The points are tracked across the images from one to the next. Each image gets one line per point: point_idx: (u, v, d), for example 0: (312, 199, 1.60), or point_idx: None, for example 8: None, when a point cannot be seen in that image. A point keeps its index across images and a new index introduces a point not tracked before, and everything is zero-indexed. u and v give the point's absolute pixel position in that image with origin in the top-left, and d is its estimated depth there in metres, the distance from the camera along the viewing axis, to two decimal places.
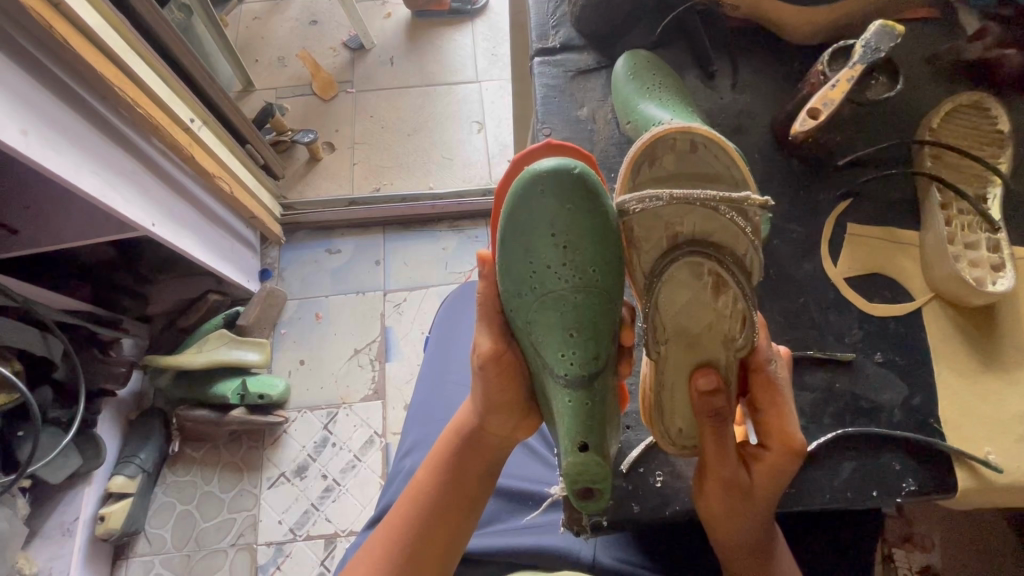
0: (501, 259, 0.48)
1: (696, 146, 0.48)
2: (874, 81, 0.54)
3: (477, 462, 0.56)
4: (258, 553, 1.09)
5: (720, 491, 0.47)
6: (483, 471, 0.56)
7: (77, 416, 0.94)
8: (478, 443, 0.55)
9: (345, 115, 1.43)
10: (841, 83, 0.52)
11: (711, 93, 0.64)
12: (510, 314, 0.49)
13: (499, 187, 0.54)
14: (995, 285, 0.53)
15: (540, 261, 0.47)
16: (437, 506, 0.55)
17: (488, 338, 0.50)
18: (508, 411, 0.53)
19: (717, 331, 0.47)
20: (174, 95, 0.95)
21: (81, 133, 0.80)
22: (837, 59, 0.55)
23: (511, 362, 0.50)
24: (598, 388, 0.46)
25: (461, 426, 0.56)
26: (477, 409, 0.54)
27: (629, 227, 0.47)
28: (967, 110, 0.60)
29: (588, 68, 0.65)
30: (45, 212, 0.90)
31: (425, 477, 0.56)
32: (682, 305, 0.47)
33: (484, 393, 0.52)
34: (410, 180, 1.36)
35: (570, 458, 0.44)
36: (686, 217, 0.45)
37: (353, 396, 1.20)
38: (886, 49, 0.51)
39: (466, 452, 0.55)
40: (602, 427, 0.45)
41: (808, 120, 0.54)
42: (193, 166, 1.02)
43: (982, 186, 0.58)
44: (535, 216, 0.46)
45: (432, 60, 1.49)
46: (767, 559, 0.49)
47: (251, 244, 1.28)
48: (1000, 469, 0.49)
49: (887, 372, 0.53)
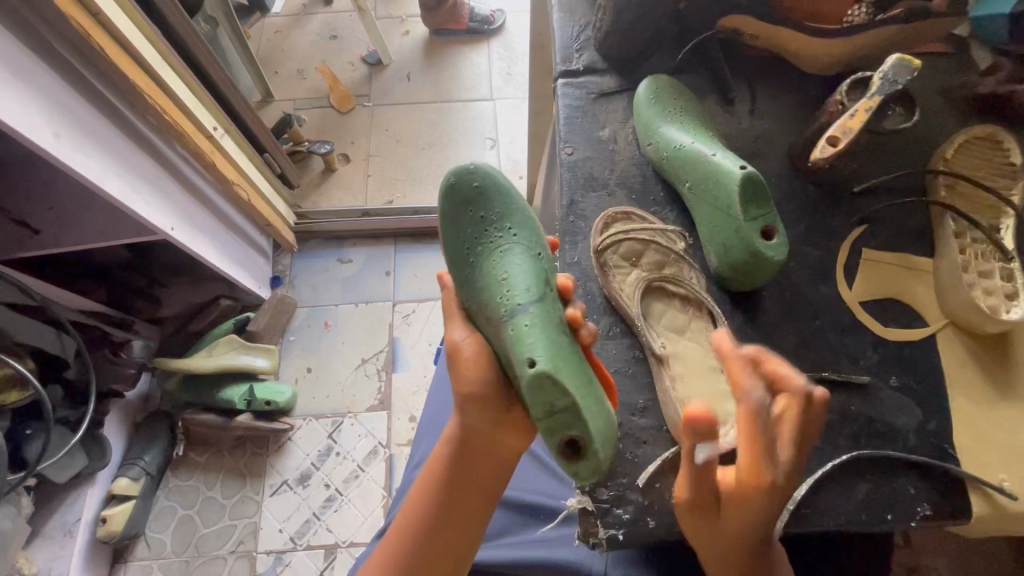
0: (449, 263, 0.56)
1: (630, 215, 0.61)
2: (890, 112, 0.56)
3: (474, 467, 0.51)
4: (257, 561, 1.08)
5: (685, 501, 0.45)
6: (483, 473, 0.52)
7: (87, 415, 0.95)
8: (472, 448, 0.51)
9: (362, 127, 1.46)
10: (859, 113, 0.53)
11: (731, 118, 0.66)
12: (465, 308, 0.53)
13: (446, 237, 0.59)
14: (1009, 314, 0.53)
15: (473, 244, 0.55)
16: (437, 518, 0.52)
17: (460, 332, 0.51)
18: (479, 411, 0.48)
19: (698, 335, 0.57)
20: (199, 104, 0.97)
21: (107, 137, 0.82)
22: (856, 89, 0.57)
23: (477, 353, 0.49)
24: (541, 314, 0.47)
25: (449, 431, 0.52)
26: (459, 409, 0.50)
27: (606, 264, 0.58)
28: (980, 142, 0.61)
29: (610, 91, 0.67)
30: (68, 213, 0.92)
31: (420, 485, 0.53)
32: (667, 314, 0.58)
33: (460, 389, 0.49)
34: (423, 193, 1.38)
35: (523, 377, 0.42)
36: (644, 254, 0.59)
37: (359, 404, 1.21)
38: (904, 82, 0.52)
39: (456, 460, 0.51)
40: (561, 349, 0.45)
41: (828, 148, 0.54)
42: (213, 174, 1.05)
43: (995, 217, 0.59)
44: (460, 208, 0.56)
45: (447, 77, 1.52)
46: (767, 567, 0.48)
47: (265, 250, 1.30)
48: (1014, 496, 0.50)
49: (901, 397, 0.54)
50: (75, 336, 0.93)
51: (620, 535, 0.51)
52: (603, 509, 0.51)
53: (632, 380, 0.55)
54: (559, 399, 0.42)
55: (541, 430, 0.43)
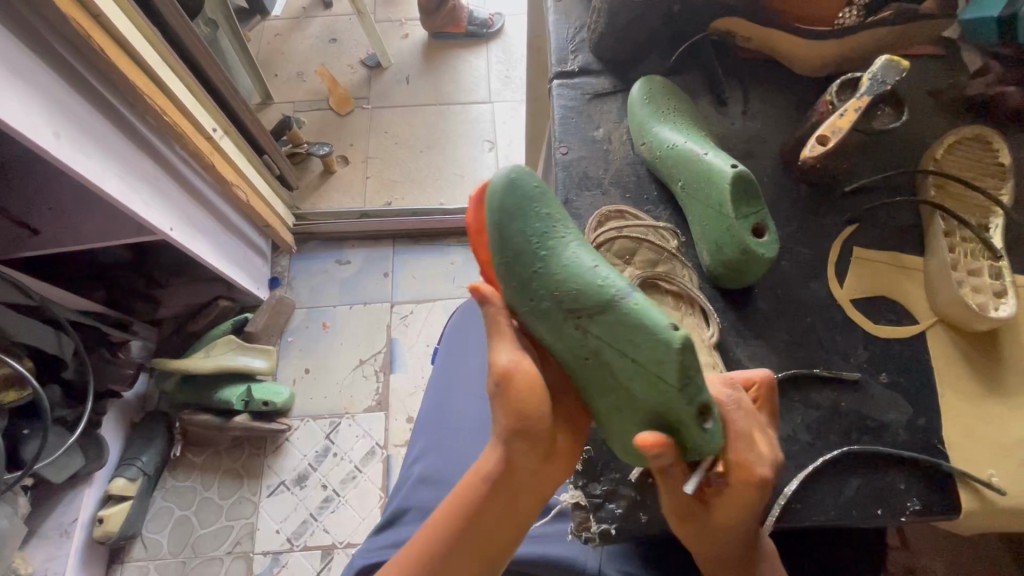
0: (510, 270, 0.50)
1: (623, 214, 0.61)
2: (879, 112, 0.56)
3: (502, 509, 0.47)
4: (254, 562, 1.08)
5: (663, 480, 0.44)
6: (508, 515, 0.47)
7: (85, 415, 0.95)
8: (506, 485, 0.47)
9: (361, 130, 1.47)
10: (848, 112, 0.53)
11: (724, 118, 0.66)
12: (542, 312, 0.49)
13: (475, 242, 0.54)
14: (998, 311, 0.54)
15: (542, 241, 0.50)
16: (458, 557, 0.47)
17: (506, 354, 0.48)
18: (532, 441, 0.46)
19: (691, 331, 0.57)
20: (198, 105, 0.98)
21: (107, 138, 0.83)
22: (846, 89, 0.57)
23: (530, 376, 0.46)
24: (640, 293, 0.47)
25: (482, 467, 0.48)
26: (500, 439, 0.47)
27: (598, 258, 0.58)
28: (970, 142, 0.62)
29: (604, 91, 0.68)
30: (67, 213, 0.93)
31: (441, 521, 0.48)
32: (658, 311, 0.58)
33: (507, 417, 0.46)
34: (422, 195, 1.39)
35: (675, 343, 0.42)
36: (637, 254, 0.59)
37: (356, 405, 1.21)
38: (893, 82, 0.52)
39: (485, 497, 0.47)
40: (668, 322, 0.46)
41: (818, 146, 0.55)
42: (212, 174, 1.05)
43: (984, 216, 0.59)
44: (519, 206, 0.51)
45: (446, 80, 1.53)
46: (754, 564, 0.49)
47: (263, 251, 1.30)
48: (1004, 491, 0.50)
49: (891, 393, 0.54)
50: (73, 336, 0.94)
51: (613, 528, 0.51)
52: (595, 503, 0.52)
53: None
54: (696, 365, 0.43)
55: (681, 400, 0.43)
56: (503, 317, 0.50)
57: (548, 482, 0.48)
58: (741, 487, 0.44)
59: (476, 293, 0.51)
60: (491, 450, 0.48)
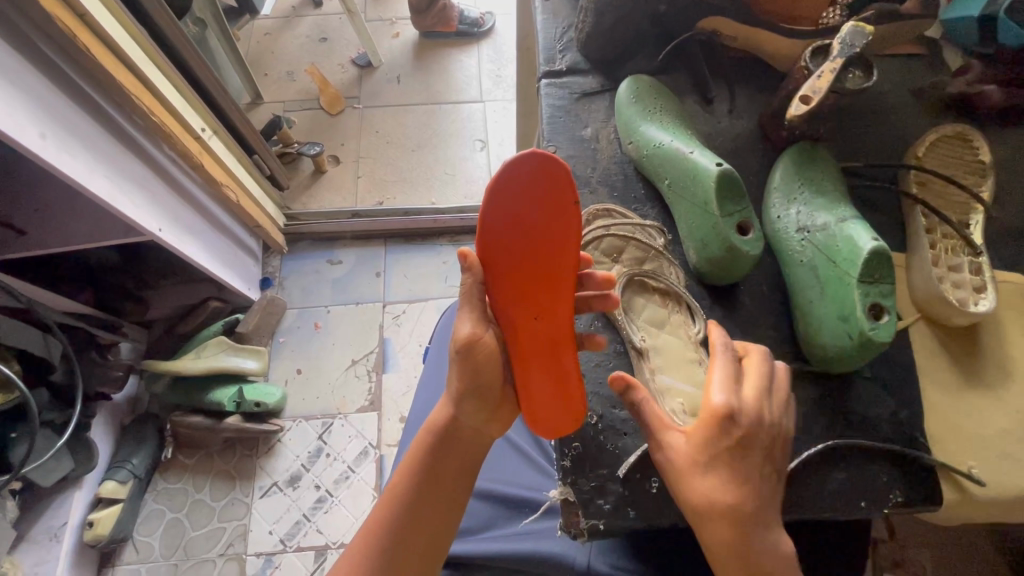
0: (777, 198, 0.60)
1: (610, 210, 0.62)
2: (850, 75, 0.53)
3: (454, 462, 0.55)
4: (246, 563, 1.08)
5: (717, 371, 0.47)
6: (459, 469, 0.55)
7: (74, 418, 0.95)
8: (455, 440, 0.55)
9: (351, 129, 1.46)
10: (824, 75, 0.53)
11: (710, 118, 0.67)
12: (819, 215, 0.57)
13: (486, 205, 0.54)
14: (978, 306, 0.55)
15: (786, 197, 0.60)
16: (416, 503, 0.53)
17: (469, 323, 0.54)
18: (483, 398, 0.55)
19: (676, 327, 0.59)
20: (186, 105, 0.98)
21: (94, 138, 0.82)
22: (818, 56, 0.57)
23: (488, 347, 0.54)
24: (829, 269, 0.54)
25: (433, 424, 0.56)
26: (451, 399, 0.55)
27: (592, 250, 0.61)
28: (951, 140, 0.63)
29: (593, 91, 0.68)
30: (55, 214, 0.92)
31: (402, 474, 0.54)
32: (646, 307, 0.60)
33: (460, 380, 0.54)
34: (413, 195, 1.39)
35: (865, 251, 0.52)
36: (623, 251, 0.61)
37: (348, 405, 1.21)
38: (860, 46, 0.52)
39: (440, 451, 0.55)
40: (832, 280, 0.54)
41: (802, 106, 0.55)
42: (201, 175, 1.05)
43: (965, 213, 0.60)
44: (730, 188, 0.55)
45: (437, 79, 1.53)
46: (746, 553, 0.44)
47: (254, 252, 1.30)
48: (984, 483, 0.52)
49: (875, 388, 0.56)
50: (61, 338, 0.93)
51: (602, 524, 0.52)
52: (584, 499, 0.52)
53: (616, 374, 0.57)
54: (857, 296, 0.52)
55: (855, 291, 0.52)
56: (479, 287, 0.55)
57: (483, 438, 0.57)
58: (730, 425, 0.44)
59: (461, 258, 0.54)
60: (442, 409, 0.56)
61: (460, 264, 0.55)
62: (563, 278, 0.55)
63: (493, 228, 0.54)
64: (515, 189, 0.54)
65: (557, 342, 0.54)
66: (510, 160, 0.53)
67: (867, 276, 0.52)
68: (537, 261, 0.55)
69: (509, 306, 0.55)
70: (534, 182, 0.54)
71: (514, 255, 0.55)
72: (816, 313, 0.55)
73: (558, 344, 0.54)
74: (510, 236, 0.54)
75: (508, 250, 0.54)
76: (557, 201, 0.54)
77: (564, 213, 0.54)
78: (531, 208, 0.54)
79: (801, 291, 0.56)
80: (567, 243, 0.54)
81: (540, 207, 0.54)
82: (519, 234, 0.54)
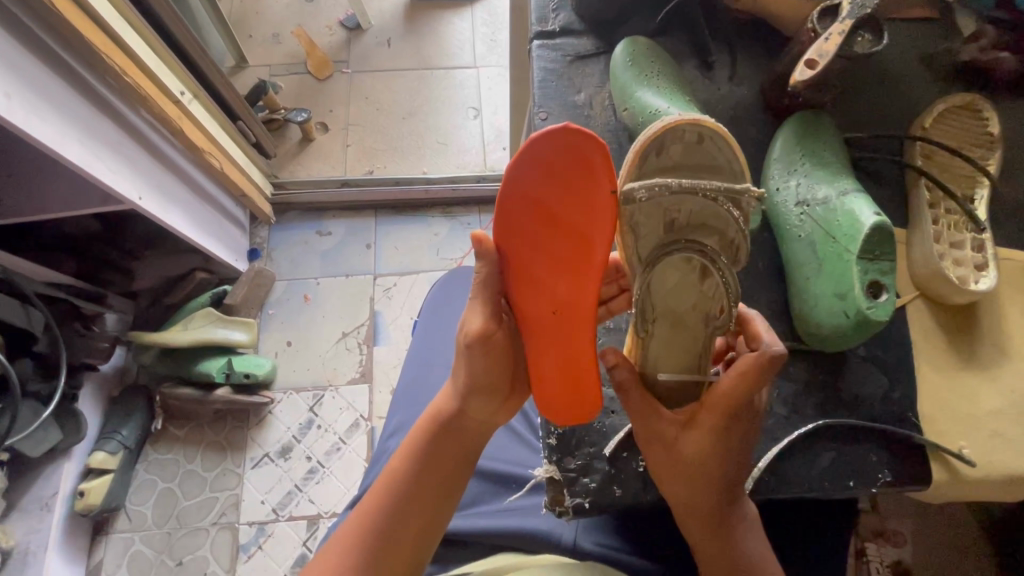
0: (779, 174, 0.58)
1: (702, 138, 0.47)
2: (860, 38, 0.51)
3: (454, 449, 0.54)
4: (239, 532, 1.08)
5: (741, 369, 0.46)
6: (459, 457, 0.55)
7: (60, 388, 0.92)
8: (457, 429, 0.54)
9: (340, 95, 1.41)
10: (833, 36, 0.50)
11: (710, 84, 0.64)
12: (823, 187, 0.55)
13: (503, 187, 0.49)
14: (978, 284, 0.54)
15: (788, 173, 0.57)
16: (411, 496, 0.52)
17: (481, 317, 0.50)
18: (491, 394, 0.53)
19: (700, 312, 0.52)
20: (163, 66, 0.92)
21: (66, 101, 0.77)
22: (827, 17, 0.54)
23: (499, 342, 0.51)
24: (830, 246, 0.53)
25: (438, 413, 0.55)
26: (458, 391, 0.54)
27: (631, 214, 0.47)
28: (959, 111, 0.61)
29: (587, 53, 0.65)
30: (30, 179, 0.88)
31: (400, 465, 0.54)
32: (672, 286, 0.50)
33: (469, 373, 0.52)
34: (404, 164, 1.35)
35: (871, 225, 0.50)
36: (684, 205, 0.47)
37: (339, 377, 1.20)
38: (873, 6, 0.50)
39: (440, 441, 0.54)
40: (831, 256, 0.52)
41: (806, 71, 0.51)
42: (182, 141, 1.01)
43: (970, 187, 0.58)
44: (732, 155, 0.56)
45: (429, 43, 1.47)
46: (720, 524, 0.50)
47: (240, 222, 1.26)
48: (974, 463, 0.52)
49: (869, 366, 0.55)
50: (42, 309, 0.91)
51: (587, 502, 0.55)
52: (569, 478, 0.55)
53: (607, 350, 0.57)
54: (854, 275, 0.51)
55: (855, 269, 0.50)
56: (493, 274, 0.52)
57: (489, 431, 0.56)
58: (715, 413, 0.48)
59: (475, 242, 0.50)
60: (447, 401, 0.55)
61: (472, 247, 0.50)
62: (586, 268, 0.50)
63: (510, 212, 0.49)
64: (535, 169, 0.48)
65: (576, 332, 0.52)
66: (531, 136, 0.47)
67: (867, 253, 0.51)
68: (558, 252, 0.50)
69: (524, 295, 0.52)
70: (556, 161, 0.47)
71: (532, 242, 0.50)
72: (812, 289, 0.53)
73: (574, 332, 0.52)
74: (528, 220, 0.49)
75: (525, 236, 0.50)
76: (586, 185, 0.48)
77: (594, 198, 0.48)
78: (553, 189, 0.48)
79: (797, 268, 0.55)
80: (592, 234, 0.49)
81: (563, 190, 0.48)
82: (537, 219, 0.49)
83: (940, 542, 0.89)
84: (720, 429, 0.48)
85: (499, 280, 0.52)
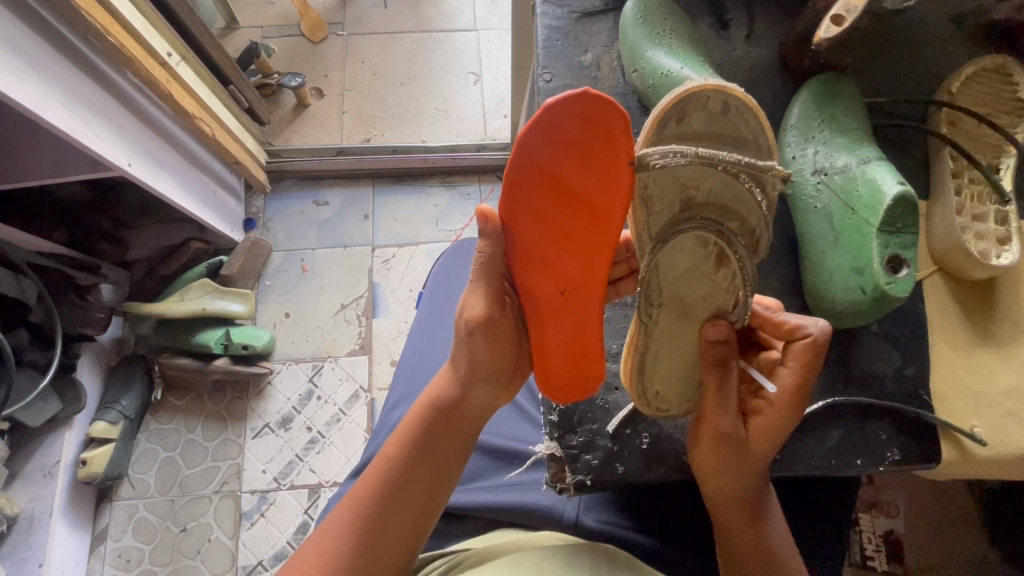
0: (795, 146, 0.55)
1: (728, 107, 0.44)
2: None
3: (453, 436, 0.54)
4: (241, 501, 1.09)
5: (800, 358, 0.47)
6: (458, 441, 0.54)
7: (55, 359, 0.91)
8: (458, 414, 0.54)
9: (335, 59, 1.35)
10: None
11: (724, 44, 0.61)
12: (843, 155, 0.52)
13: (511, 159, 0.44)
14: (999, 259, 0.52)
15: (802, 143, 0.55)
16: (409, 482, 0.52)
17: (482, 302, 0.49)
18: (490, 381, 0.52)
19: (711, 302, 0.51)
20: (149, 26, 0.88)
21: (48, 62, 0.73)
22: None
23: (501, 325, 0.50)
24: (849, 217, 0.51)
25: (438, 399, 0.54)
26: (459, 379, 0.53)
27: (645, 184, 0.45)
28: (988, 74, 0.58)
29: (594, 10, 0.62)
30: (16, 144, 0.84)
31: (398, 451, 0.53)
32: (682, 266, 0.49)
33: (470, 361, 0.51)
34: (401, 132, 1.31)
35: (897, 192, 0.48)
36: (704, 180, 0.46)
37: (338, 349, 1.19)
38: None
39: (441, 427, 0.54)
40: (850, 225, 0.50)
41: (832, 27, 0.50)
42: (172, 105, 0.96)
43: (995, 156, 0.56)
44: None
45: (427, 5, 1.40)
46: (756, 515, 0.50)
47: (235, 190, 1.23)
48: (986, 442, 0.51)
49: (880, 342, 0.54)
50: (34, 280, 0.88)
51: (588, 480, 0.54)
52: (570, 454, 0.55)
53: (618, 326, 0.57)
54: (873, 246, 0.49)
55: (874, 241, 0.49)
56: (498, 255, 0.48)
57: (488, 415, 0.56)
58: (779, 409, 0.48)
59: (480, 217, 0.47)
60: (448, 387, 0.54)
61: (477, 223, 0.47)
62: (600, 248, 0.47)
63: (519, 186, 0.45)
64: (548, 140, 0.44)
65: (585, 316, 0.51)
66: (546, 102, 0.42)
67: (890, 224, 0.49)
68: (570, 228, 0.47)
69: (531, 277, 0.49)
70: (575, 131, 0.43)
71: (543, 220, 0.47)
72: (827, 262, 0.52)
73: (582, 316, 0.51)
74: (537, 196, 0.46)
75: (535, 214, 0.47)
76: (604, 157, 0.44)
77: (612, 170, 0.44)
78: (567, 163, 0.44)
79: (812, 241, 0.53)
80: (609, 212, 0.46)
81: (579, 164, 0.44)
82: (549, 195, 0.46)
83: (936, 518, 0.90)
84: (791, 423, 0.48)
85: (503, 261, 0.49)
